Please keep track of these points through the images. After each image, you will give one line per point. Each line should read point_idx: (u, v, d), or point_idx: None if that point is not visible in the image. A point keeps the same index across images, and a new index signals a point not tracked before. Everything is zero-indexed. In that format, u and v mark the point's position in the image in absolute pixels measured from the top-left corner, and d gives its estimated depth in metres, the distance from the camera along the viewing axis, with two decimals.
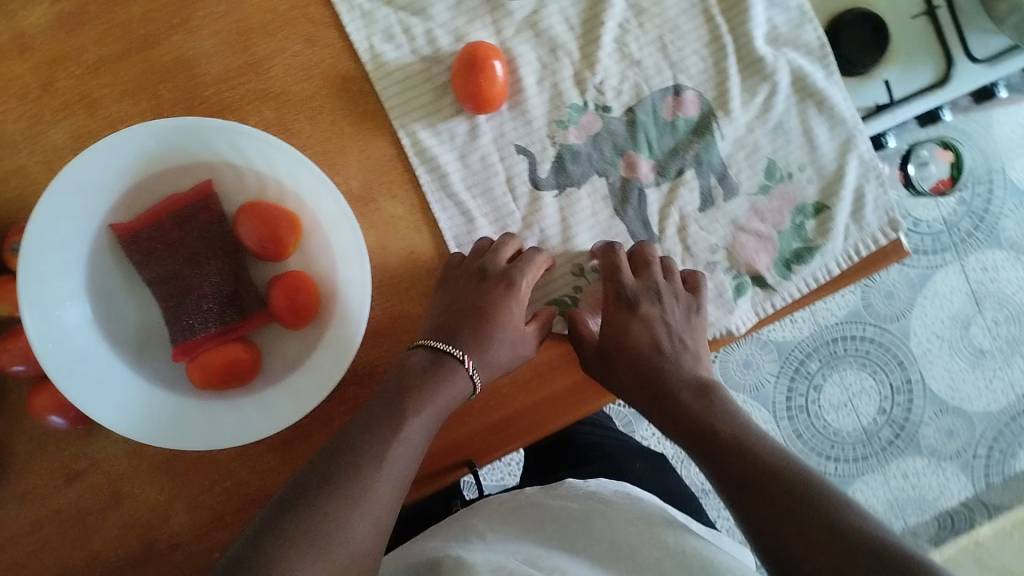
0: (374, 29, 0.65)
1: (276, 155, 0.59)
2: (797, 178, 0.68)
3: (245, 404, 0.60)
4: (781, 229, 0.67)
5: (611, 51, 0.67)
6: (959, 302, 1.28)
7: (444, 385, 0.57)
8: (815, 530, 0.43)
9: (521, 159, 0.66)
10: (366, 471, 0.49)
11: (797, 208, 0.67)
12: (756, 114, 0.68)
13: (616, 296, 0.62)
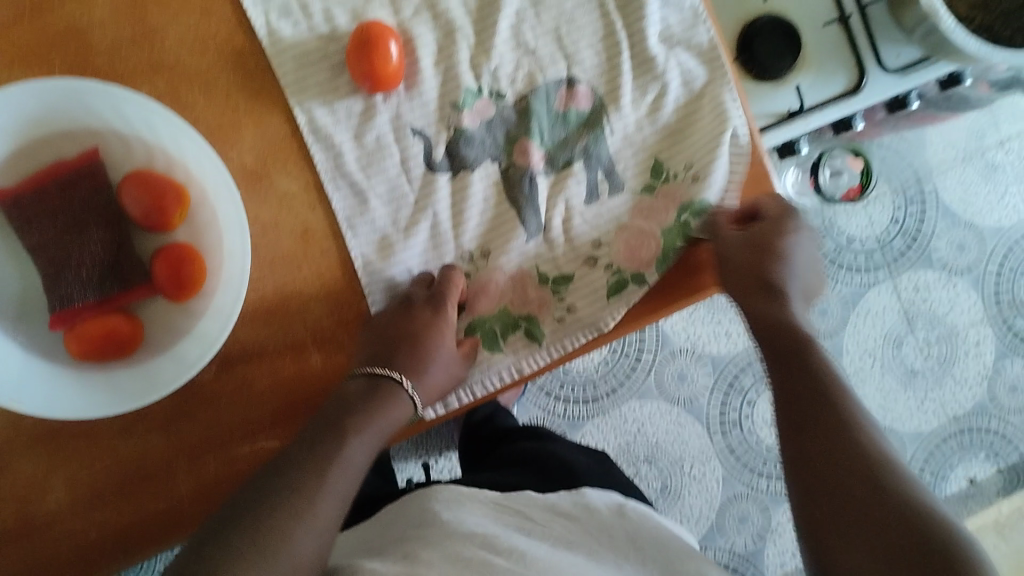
0: (271, 5, 0.65)
1: (159, 122, 0.60)
2: (683, 177, 0.66)
3: (122, 377, 0.60)
4: (664, 226, 0.66)
5: (507, 39, 0.67)
6: (891, 321, 1.29)
7: (389, 406, 0.59)
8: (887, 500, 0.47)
9: (416, 141, 0.66)
10: (323, 481, 0.53)
11: (681, 207, 0.66)
12: (645, 113, 0.67)
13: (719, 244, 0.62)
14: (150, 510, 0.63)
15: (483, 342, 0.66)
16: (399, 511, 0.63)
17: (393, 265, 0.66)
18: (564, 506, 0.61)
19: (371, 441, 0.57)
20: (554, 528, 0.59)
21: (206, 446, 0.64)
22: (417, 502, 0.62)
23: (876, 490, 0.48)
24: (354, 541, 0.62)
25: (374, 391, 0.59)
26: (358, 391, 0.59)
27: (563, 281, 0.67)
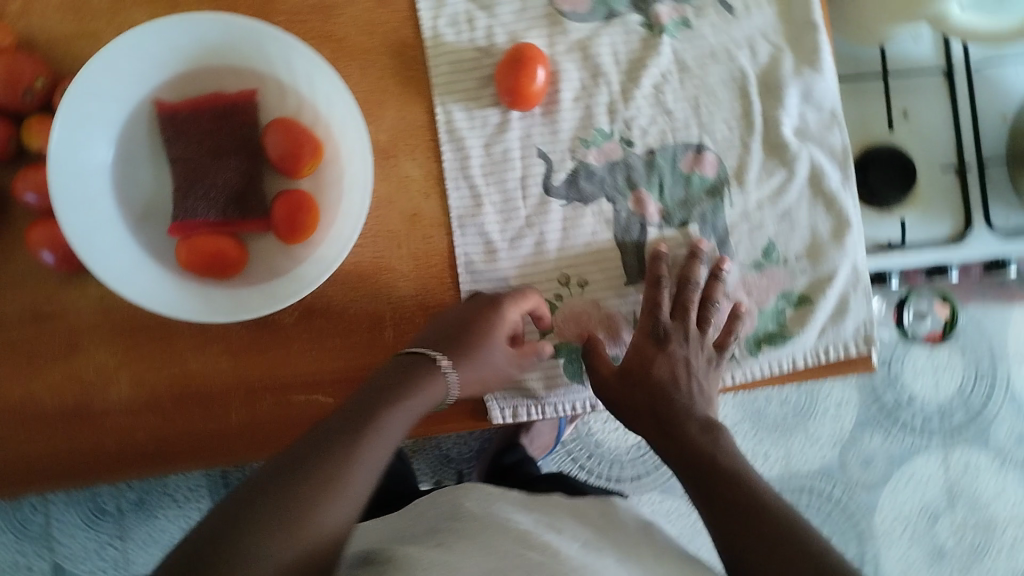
0: (442, 12, 0.70)
1: (320, 79, 0.65)
2: (791, 265, 0.72)
3: (219, 296, 0.64)
4: (763, 308, 0.72)
5: (647, 95, 0.71)
6: (932, 492, 1.25)
7: (427, 380, 0.60)
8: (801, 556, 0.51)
9: (539, 163, 0.71)
10: (359, 443, 0.52)
11: (782, 294, 0.72)
12: (768, 194, 0.72)
13: (651, 329, 0.67)
14: (199, 429, 0.67)
15: (566, 368, 0.71)
16: (426, 507, 0.65)
17: (489, 271, 0.70)
18: (593, 519, 0.65)
19: (404, 417, 0.56)
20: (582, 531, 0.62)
21: (266, 386, 0.67)
22: (445, 490, 0.67)
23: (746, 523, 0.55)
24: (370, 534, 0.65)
25: (420, 368, 0.60)
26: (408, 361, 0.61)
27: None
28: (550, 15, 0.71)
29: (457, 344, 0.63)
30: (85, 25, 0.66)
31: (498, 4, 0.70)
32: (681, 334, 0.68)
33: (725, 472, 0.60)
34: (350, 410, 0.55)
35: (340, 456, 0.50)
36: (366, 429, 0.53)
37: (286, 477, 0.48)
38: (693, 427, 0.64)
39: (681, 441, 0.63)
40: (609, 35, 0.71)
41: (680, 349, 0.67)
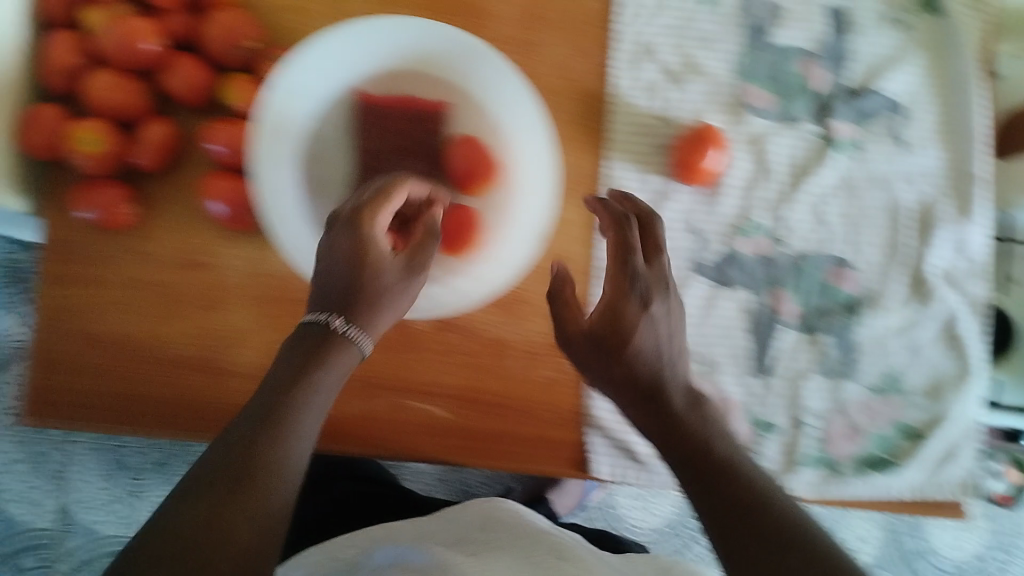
0: (635, 75, 0.72)
1: (520, 107, 0.66)
2: (909, 397, 0.77)
3: None
4: (874, 431, 0.76)
5: (807, 203, 0.74)
6: None
7: (338, 354, 0.49)
8: None
9: (692, 240, 0.73)
10: (291, 418, 0.45)
11: (895, 424, 0.76)
12: (900, 325, 0.76)
13: (629, 281, 0.52)
14: (314, 412, 0.70)
15: None
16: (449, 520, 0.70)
17: None
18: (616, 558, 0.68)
19: (340, 371, 0.49)
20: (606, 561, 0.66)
21: (386, 384, 0.71)
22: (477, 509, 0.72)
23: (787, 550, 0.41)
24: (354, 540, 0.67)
25: (315, 334, 0.49)
26: (320, 338, 0.50)
27: (769, 428, 0.75)
28: (734, 104, 0.73)
29: (373, 299, 0.52)
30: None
31: (690, 82, 0.73)
32: (660, 286, 0.53)
33: (716, 463, 0.47)
34: (273, 386, 0.46)
35: (266, 430, 0.43)
36: (298, 402, 0.46)
37: (218, 490, 0.40)
38: (614, 361, 0.51)
39: (640, 402, 0.50)
40: (785, 137, 0.74)
41: (661, 305, 0.52)
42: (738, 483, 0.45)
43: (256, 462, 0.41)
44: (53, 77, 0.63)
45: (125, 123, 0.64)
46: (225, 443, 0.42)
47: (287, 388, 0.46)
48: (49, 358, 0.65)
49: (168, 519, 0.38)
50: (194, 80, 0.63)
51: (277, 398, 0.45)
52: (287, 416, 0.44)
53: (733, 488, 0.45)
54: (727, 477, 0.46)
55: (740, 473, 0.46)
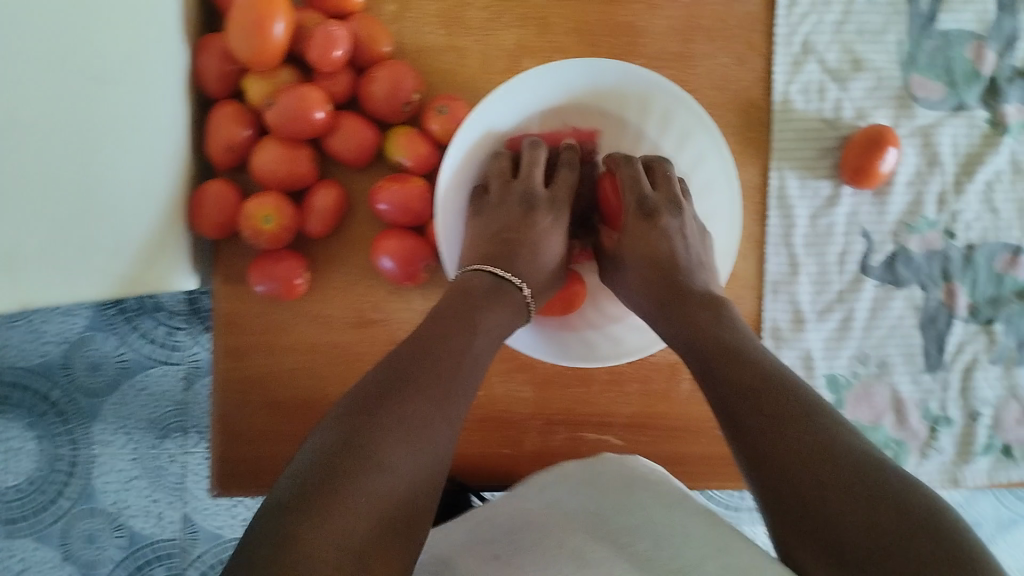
0: (795, 78, 0.70)
1: (696, 135, 0.63)
2: None
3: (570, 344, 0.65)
4: None
5: (978, 191, 0.72)
6: None
7: (506, 305, 0.54)
8: (877, 496, 0.37)
9: (860, 242, 0.71)
10: (449, 366, 0.47)
11: None
12: None
13: (639, 204, 0.60)
14: (495, 452, 0.70)
15: None
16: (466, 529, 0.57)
17: (795, 339, 0.71)
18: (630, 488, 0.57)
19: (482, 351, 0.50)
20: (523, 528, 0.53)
21: (563, 419, 0.70)
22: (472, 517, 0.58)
23: (825, 452, 0.40)
24: (471, 529, 0.57)
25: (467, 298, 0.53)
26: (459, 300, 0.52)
27: (943, 423, 0.73)
28: (902, 98, 0.71)
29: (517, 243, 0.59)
30: (453, 39, 0.66)
31: (852, 79, 0.70)
32: (670, 206, 0.61)
33: (812, 427, 0.41)
34: (384, 378, 0.45)
35: (416, 378, 0.45)
36: (408, 399, 0.44)
37: (357, 425, 0.42)
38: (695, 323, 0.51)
39: (725, 360, 0.47)
40: (950, 126, 0.72)
41: (672, 222, 0.60)
42: (839, 460, 0.39)
43: (354, 451, 0.40)
44: (218, 154, 0.61)
45: (293, 189, 0.63)
46: (324, 439, 0.41)
47: (405, 381, 0.44)
48: (232, 430, 0.65)
49: (268, 514, 0.37)
50: (362, 140, 0.62)
51: (382, 395, 0.43)
52: (399, 412, 0.43)
53: (802, 452, 0.40)
54: (804, 440, 0.41)
55: (825, 442, 0.41)
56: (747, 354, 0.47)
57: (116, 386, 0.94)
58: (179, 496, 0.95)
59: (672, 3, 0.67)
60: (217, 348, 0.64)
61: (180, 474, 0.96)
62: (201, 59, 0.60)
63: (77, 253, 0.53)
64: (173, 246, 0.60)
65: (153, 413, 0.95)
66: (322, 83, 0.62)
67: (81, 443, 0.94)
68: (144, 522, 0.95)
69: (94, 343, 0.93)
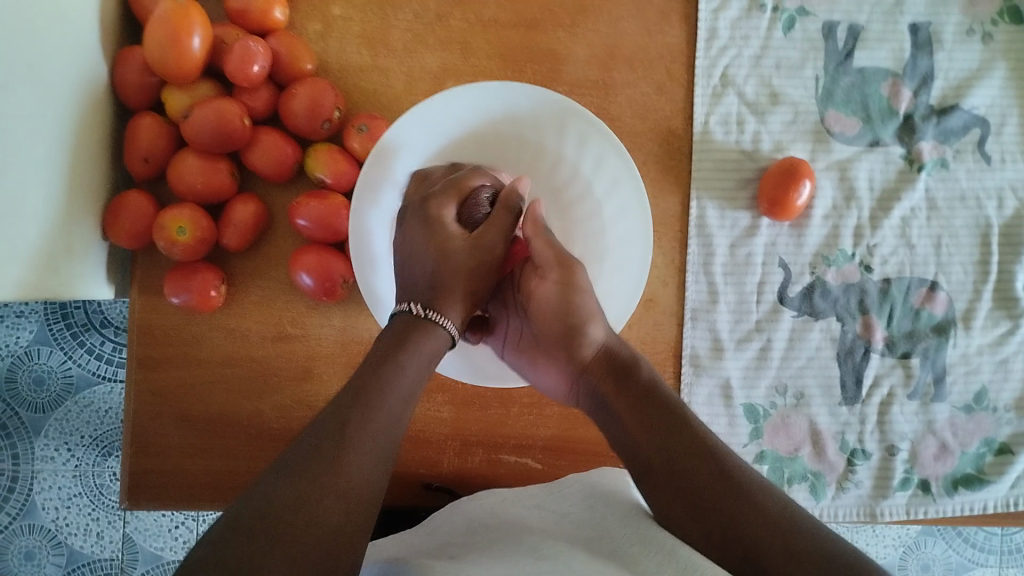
0: (715, 110, 0.72)
1: (610, 162, 0.64)
2: (999, 414, 0.75)
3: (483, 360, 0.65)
4: (965, 450, 0.74)
5: (894, 225, 0.74)
6: None
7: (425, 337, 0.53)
8: (807, 553, 0.43)
9: (778, 272, 0.73)
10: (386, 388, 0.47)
11: (984, 440, 0.75)
12: (990, 341, 0.75)
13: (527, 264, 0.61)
14: (412, 472, 0.70)
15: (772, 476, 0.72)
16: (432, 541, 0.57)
17: (713, 367, 0.72)
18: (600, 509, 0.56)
19: (421, 371, 0.51)
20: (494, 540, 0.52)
21: (481, 441, 0.70)
22: (442, 533, 0.58)
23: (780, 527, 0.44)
24: (441, 540, 0.56)
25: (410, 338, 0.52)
26: (406, 338, 0.51)
27: (860, 456, 0.73)
28: (819, 132, 0.73)
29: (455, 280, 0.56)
30: (378, 60, 0.68)
31: (770, 113, 0.72)
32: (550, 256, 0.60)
33: (733, 481, 0.48)
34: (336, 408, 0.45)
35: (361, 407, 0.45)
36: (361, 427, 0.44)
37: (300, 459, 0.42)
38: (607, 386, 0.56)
39: (652, 421, 0.53)
40: (867, 160, 0.73)
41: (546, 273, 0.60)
42: (761, 509, 0.46)
43: (312, 477, 0.41)
44: (135, 163, 0.62)
45: (212, 202, 0.64)
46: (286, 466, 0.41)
47: (355, 408, 0.45)
48: (142, 441, 0.64)
49: (226, 542, 0.37)
50: (281, 156, 0.63)
51: (337, 423, 0.44)
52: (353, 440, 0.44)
53: (733, 505, 0.47)
54: (729, 493, 0.47)
55: (743, 496, 0.47)
56: (672, 405, 0.53)
57: (60, 403, 0.93)
58: (119, 514, 0.95)
59: (592, 33, 0.70)
60: (129, 358, 0.65)
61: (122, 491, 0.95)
62: (121, 71, 0.62)
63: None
64: (80, 252, 0.61)
65: (97, 429, 0.94)
66: (242, 97, 0.63)
67: (22, 459, 0.93)
68: (83, 540, 0.95)
69: (39, 358, 0.93)
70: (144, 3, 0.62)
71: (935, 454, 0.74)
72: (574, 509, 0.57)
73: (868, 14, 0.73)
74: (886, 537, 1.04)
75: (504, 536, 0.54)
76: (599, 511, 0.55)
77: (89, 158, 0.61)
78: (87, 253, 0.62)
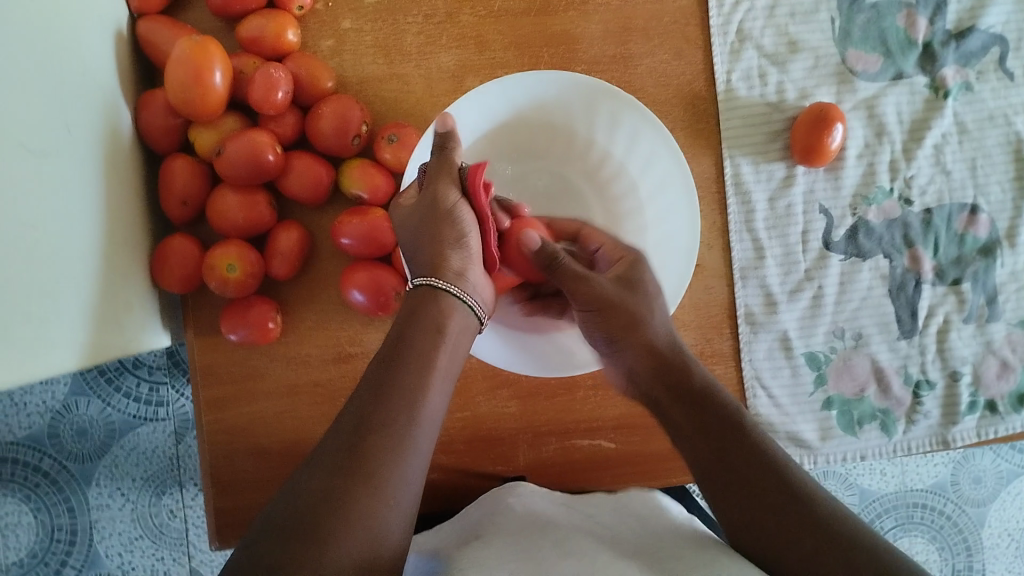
0: (735, 66, 0.71)
1: (646, 133, 0.63)
2: None
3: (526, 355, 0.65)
4: None
5: (928, 155, 0.74)
6: None
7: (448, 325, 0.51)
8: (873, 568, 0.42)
9: (820, 218, 0.72)
10: (413, 395, 0.46)
11: None
12: None
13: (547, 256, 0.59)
14: (488, 469, 0.70)
15: (842, 421, 0.72)
16: (455, 535, 0.58)
17: (769, 322, 0.71)
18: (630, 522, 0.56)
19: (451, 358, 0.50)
20: (527, 532, 0.54)
21: (552, 428, 0.70)
22: (466, 526, 0.59)
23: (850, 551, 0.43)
24: (469, 532, 0.57)
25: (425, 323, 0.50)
26: (426, 314, 0.51)
27: (926, 386, 0.73)
28: (841, 73, 0.73)
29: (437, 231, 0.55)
30: (395, 66, 0.67)
31: (790, 61, 0.72)
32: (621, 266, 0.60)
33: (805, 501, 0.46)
34: (369, 393, 0.45)
35: (388, 419, 0.44)
36: (396, 415, 0.44)
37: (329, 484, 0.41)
38: (661, 391, 0.56)
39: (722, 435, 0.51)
40: (893, 94, 0.73)
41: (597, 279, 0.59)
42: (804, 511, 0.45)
43: (349, 477, 0.41)
44: (174, 208, 0.61)
45: (254, 234, 0.64)
46: (323, 463, 0.42)
47: (386, 395, 0.45)
48: (221, 481, 0.64)
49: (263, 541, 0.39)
50: (316, 178, 0.63)
51: (363, 431, 0.43)
52: (378, 456, 0.42)
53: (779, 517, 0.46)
54: (779, 503, 0.46)
55: (814, 518, 0.45)
56: (707, 405, 0.53)
57: (107, 450, 0.93)
58: (182, 551, 0.94)
59: (603, 7, 0.69)
60: (197, 401, 0.64)
61: (181, 530, 0.95)
62: (146, 116, 0.61)
63: (61, 329, 0.51)
64: (133, 306, 0.60)
65: (147, 470, 0.94)
66: (269, 125, 0.62)
67: (78, 510, 0.93)
68: None
69: (78, 410, 0.93)
70: (159, 45, 0.62)
71: (1000, 372, 0.74)
72: (608, 517, 0.58)
73: None
74: (935, 458, 1.05)
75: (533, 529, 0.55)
76: (639, 524, 0.55)
77: (129, 208, 0.60)
78: (140, 305, 0.61)
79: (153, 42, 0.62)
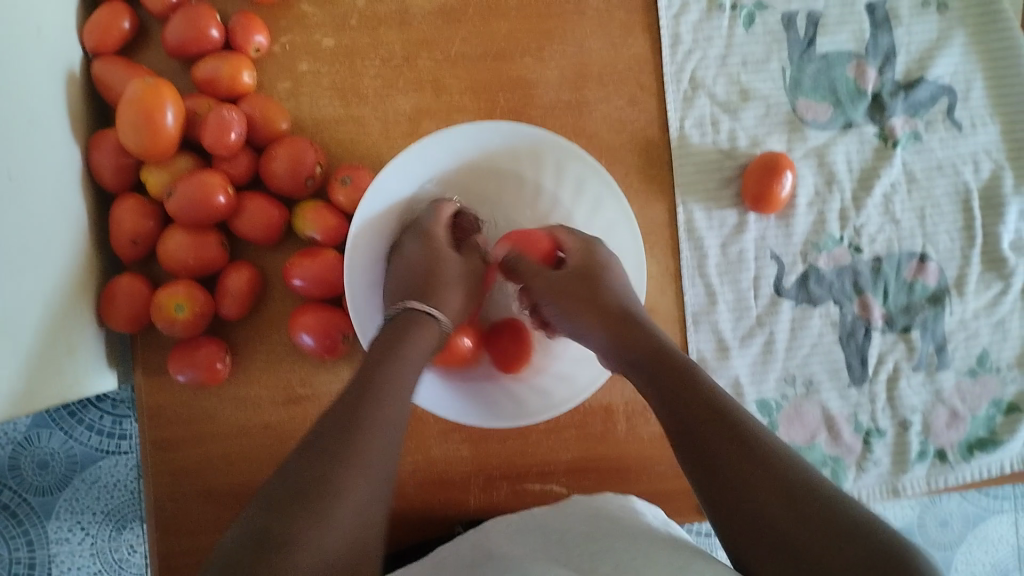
0: (688, 113, 0.72)
1: (592, 180, 0.64)
2: (1003, 373, 0.75)
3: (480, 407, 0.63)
4: (975, 414, 0.74)
5: (877, 203, 0.75)
6: (1008, 552, 1.03)
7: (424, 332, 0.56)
8: (812, 499, 0.40)
9: (771, 264, 0.73)
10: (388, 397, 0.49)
11: (993, 401, 0.74)
12: (985, 304, 0.75)
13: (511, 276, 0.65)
14: (439, 514, 0.69)
15: None
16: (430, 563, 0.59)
17: (721, 367, 0.72)
18: (605, 526, 0.57)
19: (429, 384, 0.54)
20: (491, 565, 0.54)
21: (504, 473, 0.70)
22: (442, 554, 0.60)
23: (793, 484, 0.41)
24: (443, 562, 0.58)
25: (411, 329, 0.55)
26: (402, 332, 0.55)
27: (875, 434, 0.73)
28: (792, 122, 0.74)
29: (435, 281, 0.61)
30: (351, 109, 0.68)
31: (743, 109, 0.73)
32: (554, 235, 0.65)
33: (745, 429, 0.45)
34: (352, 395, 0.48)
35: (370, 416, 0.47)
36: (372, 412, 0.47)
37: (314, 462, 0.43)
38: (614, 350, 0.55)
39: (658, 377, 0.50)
40: (843, 144, 0.75)
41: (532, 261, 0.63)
42: (783, 476, 0.41)
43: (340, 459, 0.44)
44: (124, 247, 0.61)
45: (205, 274, 0.64)
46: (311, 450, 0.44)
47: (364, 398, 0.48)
48: (165, 523, 0.63)
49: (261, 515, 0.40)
50: (269, 220, 0.63)
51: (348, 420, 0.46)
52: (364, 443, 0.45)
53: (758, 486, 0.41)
54: (759, 474, 0.42)
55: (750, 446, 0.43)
56: (682, 372, 0.49)
57: (66, 483, 0.89)
58: None
59: (558, 54, 0.70)
60: (144, 442, 0.64)
61: (143, 565, 0.91)
62: (97, 157, 0.61)
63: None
64: (79, 347, 0.60)
65: (108, 504, 0.89)
66: (222, 166, 0.63)
67: (37, 544, 0.89)
68: None
69: (40, 442, 0.89)
70: (111, 85, 0.62)
71: (949, 421, 0.74)
72: (580, 524, 0.59)
73: (824, 0, 0.75)
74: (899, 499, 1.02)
75: (506, 556, 0.56)
76: (609, 531, 0.56)
77: (79, 249, 0.60)
78: (88, 345, 0.61)
79: (106, 83, 0.62)
